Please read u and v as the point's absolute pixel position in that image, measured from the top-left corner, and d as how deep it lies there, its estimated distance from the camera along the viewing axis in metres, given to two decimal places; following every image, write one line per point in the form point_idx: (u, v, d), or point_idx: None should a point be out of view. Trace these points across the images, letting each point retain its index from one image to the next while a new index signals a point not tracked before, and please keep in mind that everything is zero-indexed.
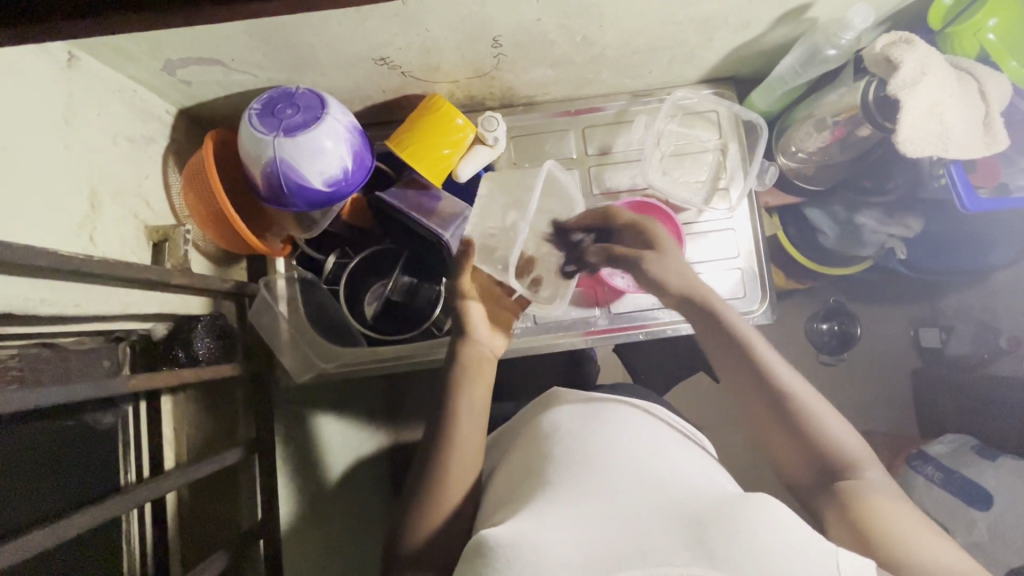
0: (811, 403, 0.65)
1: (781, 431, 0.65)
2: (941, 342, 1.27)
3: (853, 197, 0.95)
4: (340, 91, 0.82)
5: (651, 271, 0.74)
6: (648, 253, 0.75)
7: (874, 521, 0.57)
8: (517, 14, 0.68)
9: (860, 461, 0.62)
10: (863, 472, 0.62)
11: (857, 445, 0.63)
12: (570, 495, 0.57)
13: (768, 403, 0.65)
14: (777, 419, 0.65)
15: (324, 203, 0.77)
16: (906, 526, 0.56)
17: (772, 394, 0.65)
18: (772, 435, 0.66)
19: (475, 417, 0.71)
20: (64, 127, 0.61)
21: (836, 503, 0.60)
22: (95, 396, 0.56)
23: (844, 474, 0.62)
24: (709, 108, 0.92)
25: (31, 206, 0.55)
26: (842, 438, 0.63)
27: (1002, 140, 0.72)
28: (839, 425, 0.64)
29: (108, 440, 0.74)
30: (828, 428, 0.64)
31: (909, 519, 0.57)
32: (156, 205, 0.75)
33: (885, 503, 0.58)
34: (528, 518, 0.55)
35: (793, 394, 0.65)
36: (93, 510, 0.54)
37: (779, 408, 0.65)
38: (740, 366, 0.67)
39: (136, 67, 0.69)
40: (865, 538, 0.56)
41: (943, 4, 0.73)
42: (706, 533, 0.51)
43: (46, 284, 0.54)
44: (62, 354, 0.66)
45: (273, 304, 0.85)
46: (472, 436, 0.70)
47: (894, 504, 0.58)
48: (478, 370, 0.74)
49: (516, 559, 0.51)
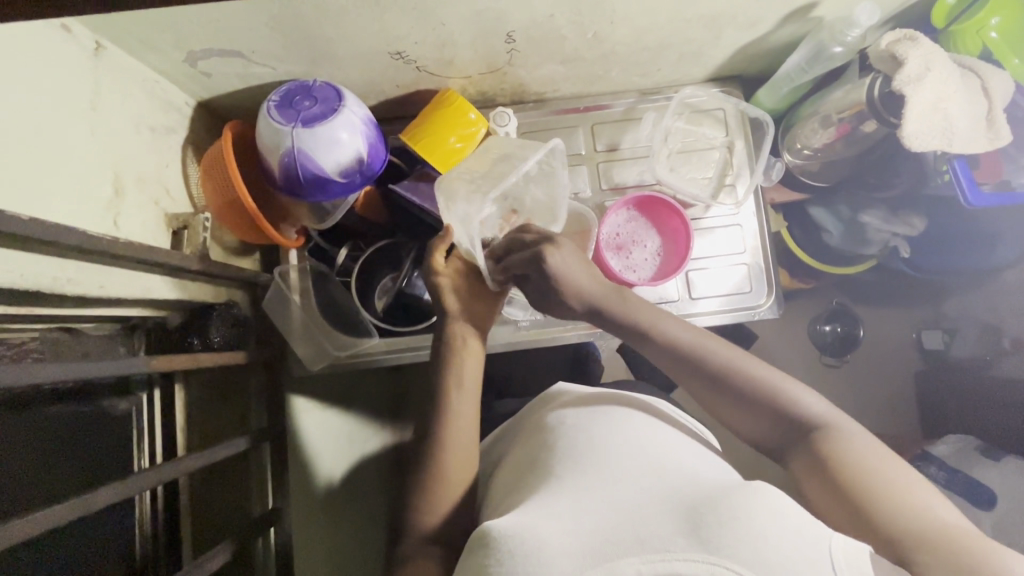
0: (751, 366, 0.66)
1: (741, 409, 0.65)
2: (944, 344, 1.27)
3: (860, 193, 0.97)
4: (355, 85, 0.84)
5: (563, 284, 0.69)
6: (549, 245, 0.70)
7: (846, 472, 0.57)
8: (531, 9, 0.70)
9: (815, 412, 0.63)
10: (822, 416, 0.63)
11: (807, 395, 0.64)
12: (570, 485, 0.57)
13: (715, 380, 0.66)
14: (725, 392, 0.66)
15: (340, 193, 0.79)
16: (889, 488, 0.55)
17: (716, 370, 0.66)
18: (725, 408, 0.67)
19: (470, 396, 0.72)
20: (89, 113, 0.62)
21: (808, 460, 0.61)
22: (115, 374, 0.56)
23: (806, 426, 0.63)
24: (715, 105, 0.94)
25: (58, 188, 0.57)
26: (792, 392, 0.64)
27: (1005, 135, 0.74)
28: (784, 381, 0.65)
29: (122, 426, 0.75)
30: (775, 387, 0.65)
31: (889, 477, 0.56)
32: (175, 194, 0.76)
33: (852, 444, 0.59)
34: (529, 512, 0.54)
35: (732, 365, 0.66)
36: (122, 482, 0.54)
37: (725, 384, 0.65)
38: (675, 351, 0.67)
39: (158, 58, 0.70)
40: (841, 492, 0.57)
41: (946, 3, 0.75)
42: (702, 520, 0.49)
43: (74, 264, 0.56)
44: (79, 339, 0.67)
45: (287, 294, 0.87)
46: (464, 413, 0.70)
47: (859, 444, 0.59)
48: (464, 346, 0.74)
49: (515, 551, 0.50)
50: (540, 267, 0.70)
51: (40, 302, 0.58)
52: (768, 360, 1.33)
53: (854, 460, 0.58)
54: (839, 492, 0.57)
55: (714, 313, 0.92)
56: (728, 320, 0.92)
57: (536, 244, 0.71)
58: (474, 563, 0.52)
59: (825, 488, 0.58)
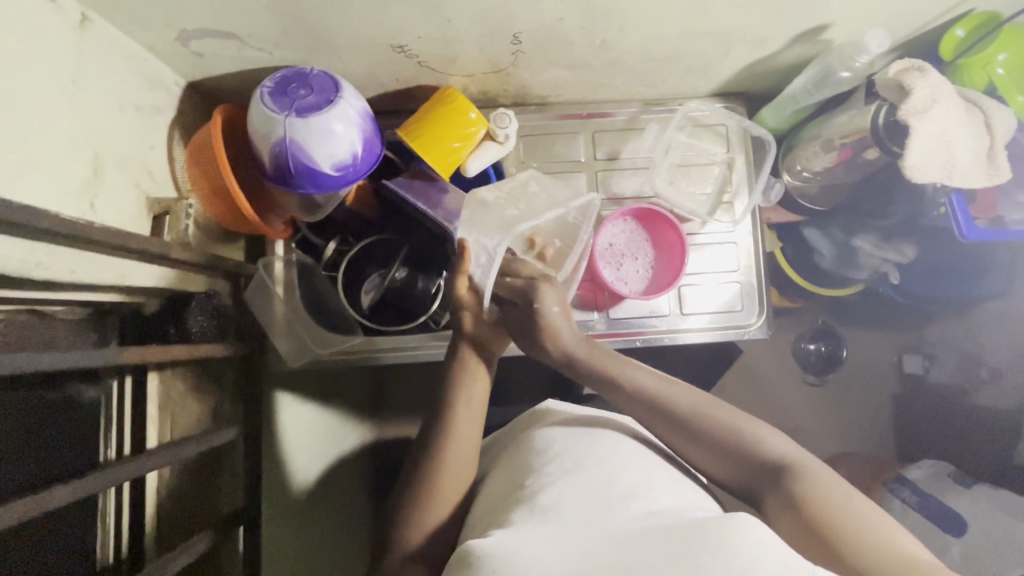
0: (718, 411, 0.67)
1: (700, 446, 0.66)
2: (923, 370, 1.28)
3: (856, 219, 0.96)
4: (354, 75, 0.82)
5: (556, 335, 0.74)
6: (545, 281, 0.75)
7: (817, 511, 0.56)
8: (539, 11, 0.68)
9: (780, 449, 0.64)
10: (788, 457, 0.63)
11: (772, 437, 0.65)
12: (557, 515, 0.53)
13: (678, 425, 0.67)
14: (686, 433, 0.67)
15: (332, 189, 0.76)
16: (861, 525, 0.54)
17: (682, 417, 0.67)
18: (690, 449, 0.67)
19: (473, 420, 0.71)
20: (71, 88, 0.59)
21: (778, 502, 0.60)
22: (83, 364, 0.53)
23: (774, 468, 0.62)
24: (718, 121, 0.93)
25: (30, 165, 0.53)
26: (753, 433, 0.65)
27: (1004, 171, 0.75)
28: (749, 423, 0.66)
29: (89, 415, 0.71)
30: (739, 429, 0.66)
31: (861, 512, 0.56)
32: (158, 177, 0.74)
33: (819, 484, 0.59)
34: (518, 533, 0.51)
35: (699, 413, 0.67)
36: (79, 481, 0.50)
37: (688, 429, 0.66)
38: (644, 393, 0.69)
39: (148, 34, 0.67)
40: (814, 530, 0.55)
41: (955, 36, 0.75)
42: (693, 548, 0.47)
43: (45, 248, 0.53)
44: (49, 324, 0.63)
45: (270, 285, 0.84)
46: (470, 436, 0.70)
47: (821, 480, 0.59)
48: (473, 370, 0.74)
49: (499, 571, 0.47)
50: (528, 300, 0.74)
51: (6, 285, 0.55)
52: (750, 375, 1.32)
53: (816, 496, 0.57)
54: (810, 529, 0.56)
55: (703, 330, 0.91)
56: (717, 337, 0.91)
57: (532, 277, 0.76)
58: None
59: (799, 531, 0.57)
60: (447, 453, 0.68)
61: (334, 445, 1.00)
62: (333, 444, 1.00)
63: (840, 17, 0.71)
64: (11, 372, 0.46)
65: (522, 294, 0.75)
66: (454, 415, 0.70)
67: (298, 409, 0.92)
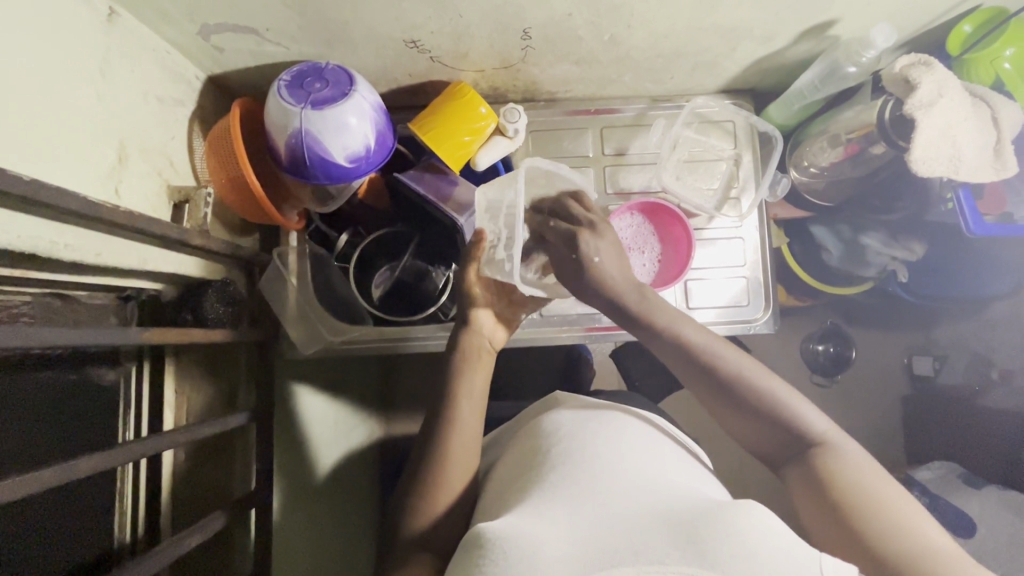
0: (761, 375, 0.66)
1: (737, 410, 0.66)
2: (934, 371, 1.27)
3: (865, 214, 0.96)
4: (368, 70, 0.84)
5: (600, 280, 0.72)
6: (587, 230, 0.74)
7: (846, 492, 0.57)
8: (549, 7, 0.70)
9: (817, 424, 0.63)
10: (823, 434, 0.63)
11: (810, 409, 0.64)
12: (569, 493, 0.55)
13: (719, 385, 0.66)
14: (725, 397, 0.66)
15: (346, 179, 0.78)
16: (892, 504, 0.55)
17: (725, 376, 0.66)
18: (726, 413, 0.67)
19: (476, 411, 0.72)
20: (98, 79, 0.62)
21: (805, 476, 0.61)
22: (110, 343, 0.55)
23: (808, 442, 0.63)
24: (726, 117, 0.94)
25: (59, 151, 0.56)
26: (795, 407, 0.64)
27: (1012, 167, 0.74)
28: (789, 394, 0.65)
29: (110, 396, 0.73)
30: (779, 400, 0.65)
31: (891, 491, 0.57)
32: (179, 167, 0.76)
33: (851, 463, 0.59)
34: (524, 514, 0.53)
35: (741, 375, 0.66)
36: (103, 453, 0.52)
37: (728, 390, 0.66)
38: (684, 352, 0.68)
39: (171, 29, 0.70)
40: (836, 510, 0.57)
41: (961, 32, 0.76)
42: (696, 531, 0.48)
43: (73, 230, 0.56)
44: (73, 307, 0.66)
45: (285, 276, 0.86)
46: (473, 425, 0.71)
47: (856, 464, 0.59)
48: (477, 360, 0.75)
49: (509, 552, 0.48)
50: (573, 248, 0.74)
51: (34, 266, 0.57)
52: None
53: (846, 478, 0.58)
54: (833, 509, 0.57)
55: (710, 323, 0.92)
56: (721, 332, 0.93)
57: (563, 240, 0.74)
58: (464, 567, 0.50)
59: (821, 511, 0.58)
60: (450, 441, 0.69)
61: (344, 434, 1.01)
62: (342, 432, 1.02)
63: (848, 13, 0.72)
64: (37, 345, 0.47)
65: (566, 239, 0.75)
66: (458, 402, 0.71)
67: (309, 397, 0.94)
